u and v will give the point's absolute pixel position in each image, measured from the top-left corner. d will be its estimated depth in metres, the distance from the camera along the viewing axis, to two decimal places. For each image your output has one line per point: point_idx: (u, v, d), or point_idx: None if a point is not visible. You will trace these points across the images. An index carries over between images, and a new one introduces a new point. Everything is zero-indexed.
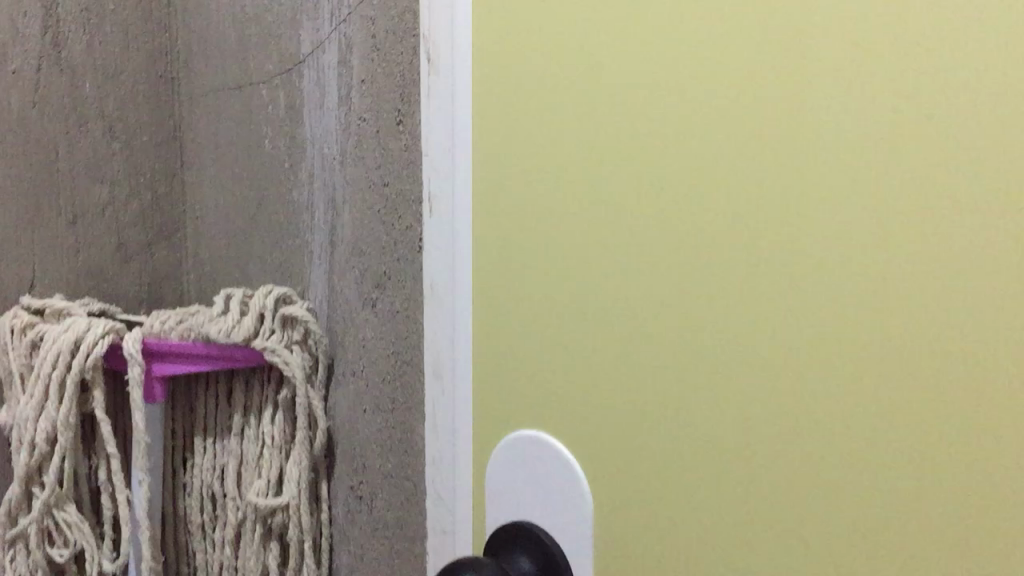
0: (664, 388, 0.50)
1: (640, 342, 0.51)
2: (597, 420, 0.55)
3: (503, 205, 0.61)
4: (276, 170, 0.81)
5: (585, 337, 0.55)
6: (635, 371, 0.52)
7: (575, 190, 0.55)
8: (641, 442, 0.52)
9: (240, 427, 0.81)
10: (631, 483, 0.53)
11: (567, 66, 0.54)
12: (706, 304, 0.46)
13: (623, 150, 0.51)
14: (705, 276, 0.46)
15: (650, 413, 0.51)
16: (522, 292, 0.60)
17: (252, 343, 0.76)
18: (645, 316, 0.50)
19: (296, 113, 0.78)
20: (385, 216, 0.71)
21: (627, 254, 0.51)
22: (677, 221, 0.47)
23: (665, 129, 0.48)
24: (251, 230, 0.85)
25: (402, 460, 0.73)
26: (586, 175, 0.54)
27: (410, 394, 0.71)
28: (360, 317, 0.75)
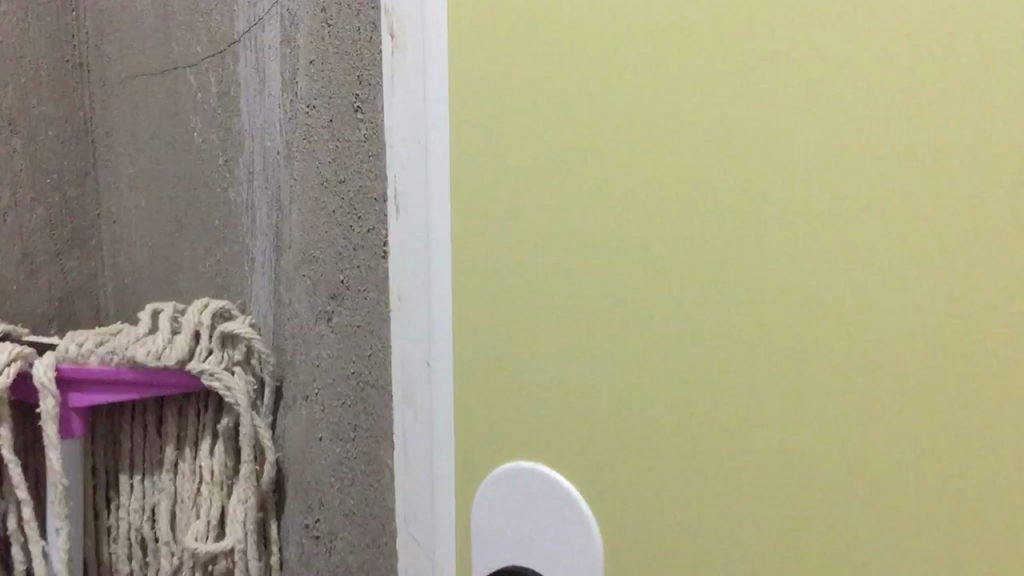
0: (695, 415, 0.43)
1: (664, 363, 0.44)
2: (606, 452, 0.48)
3: (488, 207, 0.53)
4: (208, 168, 0.71)
5: (589, 356, 0.48)
6: (652, 398, 0.45)
7: (573, 187, 0.47)
8: (664, 477, 0.45)
9: (172, 461, 0.71)
10: (655, 523, 0.46)
11: (562, 44, 0.46)
12: (755, 317, 0.40)
13: (637, 141, 0.43)
14: (752, 284, 0.39)
15: (678, 444, 0.44)
16: (514, 309, 0.52)
17: (186, 366, 0.67)
18: (667, 333, 0.43)
19: (230, 101, 0.69)
20: (341, 217, 0.62)
21: (642, 263, 0.44)
22: (713, 223, 0.41)
23: (693, 114, 0.41)
24: (179, 235, 0.74)
25: (366, 495, 0.64)
26: (588, 168, 0.46)
27: (374, 421, 0.63)
28: (311, 333, 0.65)
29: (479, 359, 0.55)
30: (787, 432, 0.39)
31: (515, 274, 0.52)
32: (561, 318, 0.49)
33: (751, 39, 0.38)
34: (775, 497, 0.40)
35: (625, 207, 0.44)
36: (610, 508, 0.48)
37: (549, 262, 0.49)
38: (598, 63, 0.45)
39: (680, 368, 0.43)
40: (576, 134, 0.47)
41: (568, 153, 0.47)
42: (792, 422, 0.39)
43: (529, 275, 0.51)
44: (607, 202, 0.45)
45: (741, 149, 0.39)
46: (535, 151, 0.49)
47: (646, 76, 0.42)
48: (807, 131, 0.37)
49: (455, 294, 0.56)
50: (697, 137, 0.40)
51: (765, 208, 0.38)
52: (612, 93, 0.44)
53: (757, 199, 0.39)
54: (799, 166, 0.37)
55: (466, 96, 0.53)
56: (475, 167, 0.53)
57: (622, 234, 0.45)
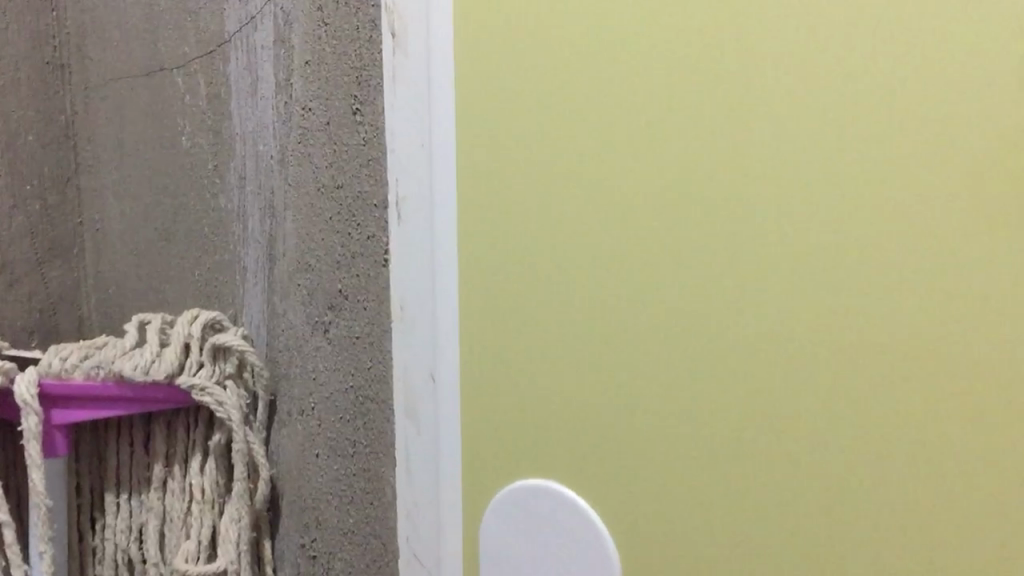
0: (745, 415, 0.43)
1: (711, 364, 0.44)
2: (643, 457, 0.47)
3: (507, 214, 0.51)
4: (198, 173, 0.69)
5: (623, 361, 0.47)
6: (700, 399, 0.45)
7: (606, 190, 0.46)
8: (711, 478, 0.45)
9: (161, 479, 0.68)
10: (700, 526, 0.46)
11: (590, 45, 0.46)
12: (812, 315, 0.40)
13: (681, 141, 0.43)
14: (809, 282, 0.40)
15: (727, 445, 0.44)
16: (535, 318, 0.51)
17: (175, 381, 0.64)
18: (716, 334, 0.43)
19: (220, 104, 0.66)
20: (339, 224, 0.60)
21: (688, 263, 0.44)
22: (769, 221, 0.41)
23: (746, 115, 0.41)
24: (166, 244, 0.72)
25: (365, 514, 0.61)
26: (622, 171, 0.46)
27: (374, 436, 0.60)
28: (306, 344, 0.63)
29: (490, 370, 0.53)
30: (849, 428, 0.40)
31: (535, 281, 0.50)
32: (586, 325, 0.48)
33: (814, 40, 0.38)
34: (832, 493, 0.41)
35: (668, 207, 0.44)
36: (647, 514, 0.48)
37: (572, 268, 0.48)
38: (634, 63, 0.44)
39: (728, 368, 0.43)
40: (607, 136, 0.46)
41: (596, 156, 0.46)
42: (851, 417, 0.40)
43: (550, 281, 0.50)
44: (646, 203, 0.45)
45: (799, 151, 0.40)
46: (557, 154, 0.48)
47: (694, 77, 0.42)
48: (872, 131, 0.38)
49: (463, 303, 0.54)
50: (755, 137, 0.41)
51: (828, 206, 0.39)
52: (652, 95, 0.44)
53: (819, 198, 0.39)
54: (861, 166, 0.38)
55: (475, 98, 0.51)
56: (487, 171, 0.52)
57: (665, 235, 0.44)
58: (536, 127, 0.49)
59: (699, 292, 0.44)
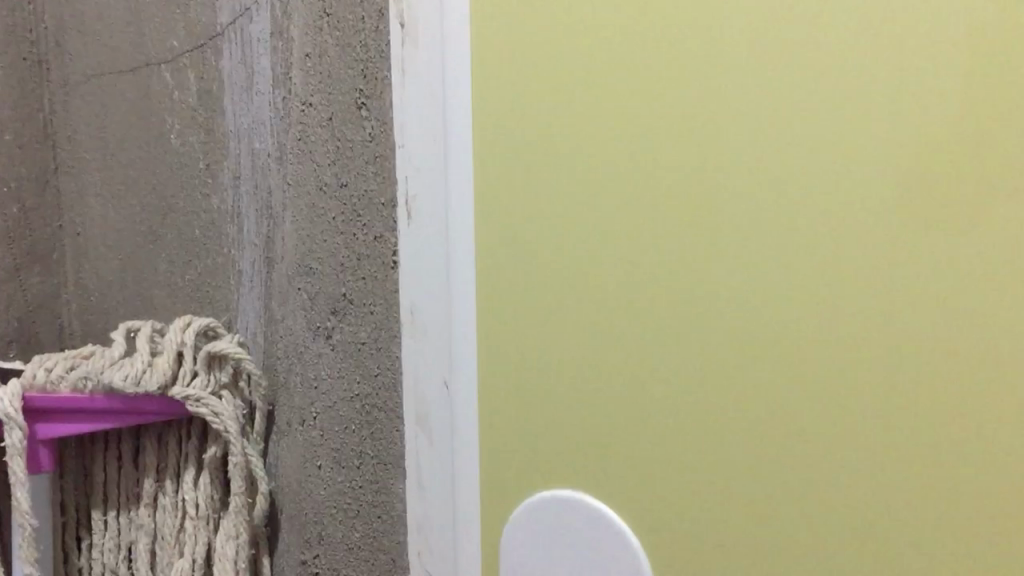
0: (780, 429, 0.40)
1: (742, 372, 0.41)
2: (673, 470, 0.45)
3: (526, 212, 0.48)
4: (188, 173, 0.65)
5: (652, 369, 0.45)
6: (731, 410, 0.42)
7: (632, 187, 0.44)
8: (744, 494, 0.42)
9: (152, 495, 0.65)
10: (732, 544, 0.43)
11: (614, 37, 0.43)
12: (853, 322, 0.37)
13: (709, 133, 0.41)
14: (850, 287, 0.37)
15: (760, 458, 0.41)
16: (556, 322, 0.48)
17: (169, 391, 0.61)
18: (748, 340, 0.41)
19: (212, 100, 0.63)
20: (343, 224, 0.57)
21: (719, 264, 0.41)
22: (806, 221, 0.38)
23: (778, 106, 0.38)
24: (154, 248, 0.68)
25: (373, 528, 0.58)
26: (650, 165, 0.43)
27: (382, 446, 0.57)
28: (307, 351, 0.60)
29: (506, 377, 0.51)
30: (883, 441, 0.37)
31: (556, 283, 0.48)
32: (611, 330, 0.46)
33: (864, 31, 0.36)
34: (874, 515, 0.38)
35: (699, 207, 0.41)
36: (676, 529, 0.45)
37: (597, 270, 0.46)
38: (664, 51, 0.41)
39: (763, 377, 0.40)
40: (632, 129, 0.43)
41: (621, 150, 0.44)
42: (900, 433, 0.37)
43: (571, 283, 0.47)
44: (676, 201, 0.42)
45: (840, 144, 0.37)
46: (579, 149, 0.46)
47: (728, 64, 0.39)
48: (909, 123, 0.35)
49: (479, 308, 0.51)
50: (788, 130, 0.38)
51: (868, 205, 0.36)
52: (682, 85, 0.41)
53: (860, 196, 0.37)
54: (899, 162, 0.35)
55: (491, 93, 0.49)
56: (503, 168, 0.49)
57: (697, 235, 0.42)
58: (555, 122, 0.46)
59: (732, 294, 0.41)
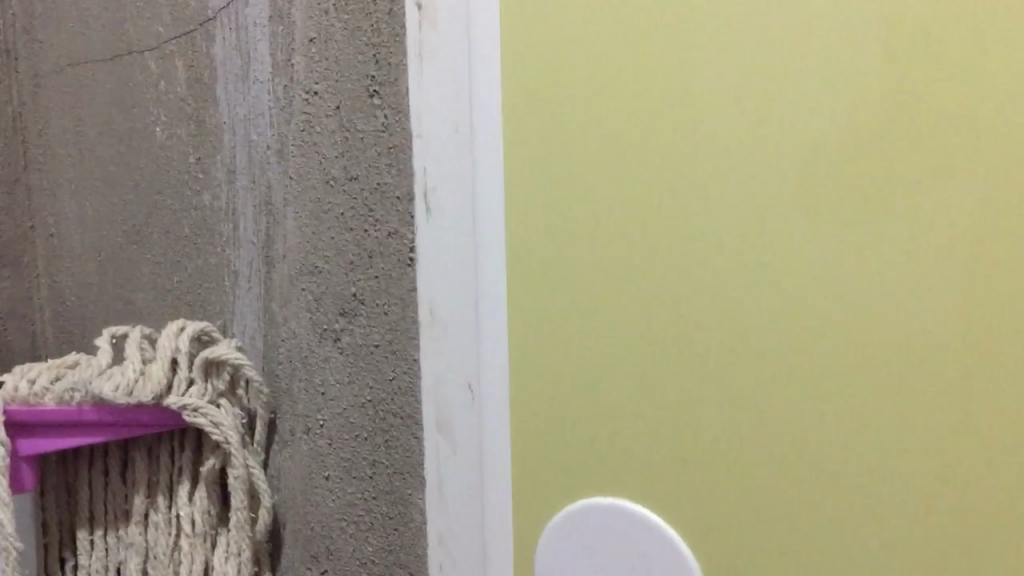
0: (855, 430, 0.38)
1: (813, 368, 0.39)
2: (730, 473, 0.42)
3: (560, 205, 0.46)
4: (175, 167, 0.61)
5: (706, 367, 0.42)
6: (798, 410, 0.40)
7: (687, 175, 0.41)
8: (812, 497, 0.40)
9: (142, 512, 0.61)
10: (798, 551, 0.41)
11: (657, 21, 0.41)
12: (948, 317, 0.35)
13: (778, 117, 0.38)
14: (944, 277, 0.35)
15: (831, 460, 0.39)
16: (594, 321, 0.45)
17: (164, 401, 0.57)
18: (821, 336, 0.38)
19: (202, 89, 0.59)
20: (353, 220, 0.54)
21: (788, 257, 0.39)
22: (891, 207, 0.36)
23: (857, 86, 0.36)
24: (138, 248, 0.64)
25: (388, 541, 0.55)
26: (706, 151, 0.40)
27: (398, 455, 0.54)
28: (312, 355, 0.57)
29: (541, 378, 0.48)
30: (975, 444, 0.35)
31: (590, 280, 0.45)
32: (660, 326, 0.43)
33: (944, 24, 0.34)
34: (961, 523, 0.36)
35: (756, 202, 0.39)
36: (733, 536, 0.43)
37: (644, 263, 0.43)
38: (722, 28, 0.39)
39: (839, 376, 0.38)
40: (685, 112, 0.41)
41: (673, 136, 0.41)
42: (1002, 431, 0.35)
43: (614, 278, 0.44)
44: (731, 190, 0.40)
45: (935, 130, 0.35)
46: (624, 135, 0.43)
47: (795, 43, 0.37)
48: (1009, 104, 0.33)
49: (511, 305, 0.49)
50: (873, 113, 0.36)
51: (961, 192, 0.34)
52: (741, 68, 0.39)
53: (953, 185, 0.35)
54: (992, 146, 0.34)
55: (524, 76, 0.46)
56: (535, 157, 0.46)
57: (761, 226, 0.39)
58: (595, 106, 0.44)
59: (802, 287, 0.39)
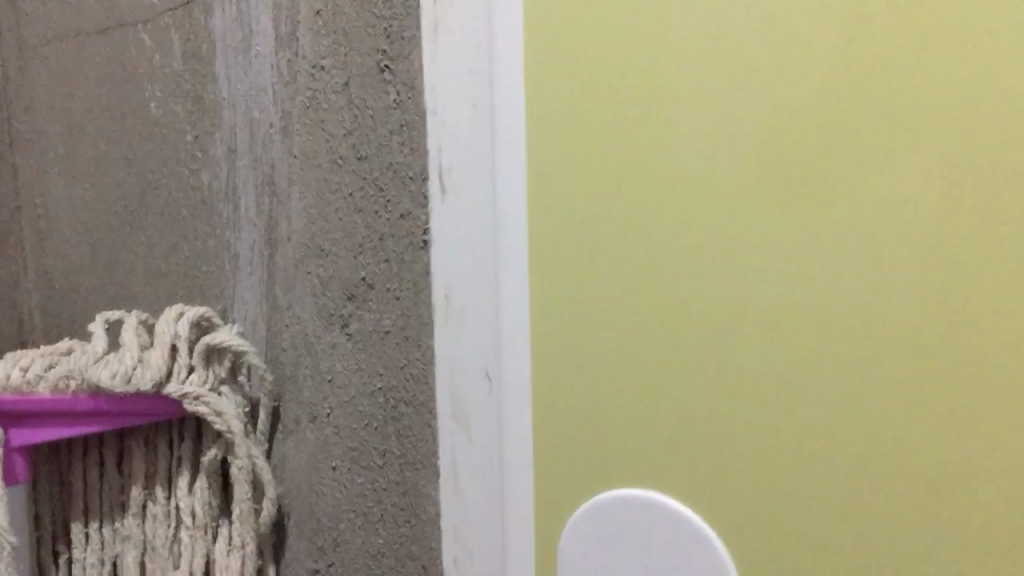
0: (898, 424, 0.36)
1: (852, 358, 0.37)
2: (763, 467, 0.41)
3: (588, 192, 0.44)
4: (171, 145, 0.59)
5: (739, 356, 0.40)
6: (836, 402, 0.38)
7: (723, 159, 0.39)
8: (850, 496, 0.38)
9: (140, 503, 0.59)
10: (834, 550, 0.39)
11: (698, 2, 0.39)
12: (1001, 306, 0.33)
13: (822, 95, 0.36)
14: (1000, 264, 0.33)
15: (872, 456, 0.37)
16: (622, 313, 0.44)
17: (165, 389, 0.55)
18: (863, 325, 0.37)
19: (200, 64, 0.57)
20: (362, 200, 0.51)
21: (828, 242, 0.37)
22: (941, 191, 0.34)
23: (907, 71, 0.34)
24: (132, 230, 0.61)
25: (399, 533, 0.53)
26: (745, 130, 0.39)
27: (410, 444, 0.52)
28: (318, 342, 0.54)
29: (565, 367, 0.47)
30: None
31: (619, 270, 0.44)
32: (692, 313, 0.41)
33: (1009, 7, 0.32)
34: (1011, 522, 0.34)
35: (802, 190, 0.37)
36: (767, 536, 0.41)
37: (676, 246, 0.41)
38: (765, 0, 0.37)
39: (884, 368, 0.36)
40: (723, 88, 0.39)
41: (710, 113, 0.40)
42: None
43: (643, 261, 0.43)
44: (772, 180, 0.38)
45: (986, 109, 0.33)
46: (657, 117, 0.41)
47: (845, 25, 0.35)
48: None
49: (533, 289, 0.47)
50: (920, 93, 0.34)
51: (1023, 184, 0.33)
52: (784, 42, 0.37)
53: (1010, 167, 0.33)
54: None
55: (548, 50, 0.44)
56: (562, 142, 0.45)
57: (803, 210, 0.38)
58: (625, 81, 0.42)
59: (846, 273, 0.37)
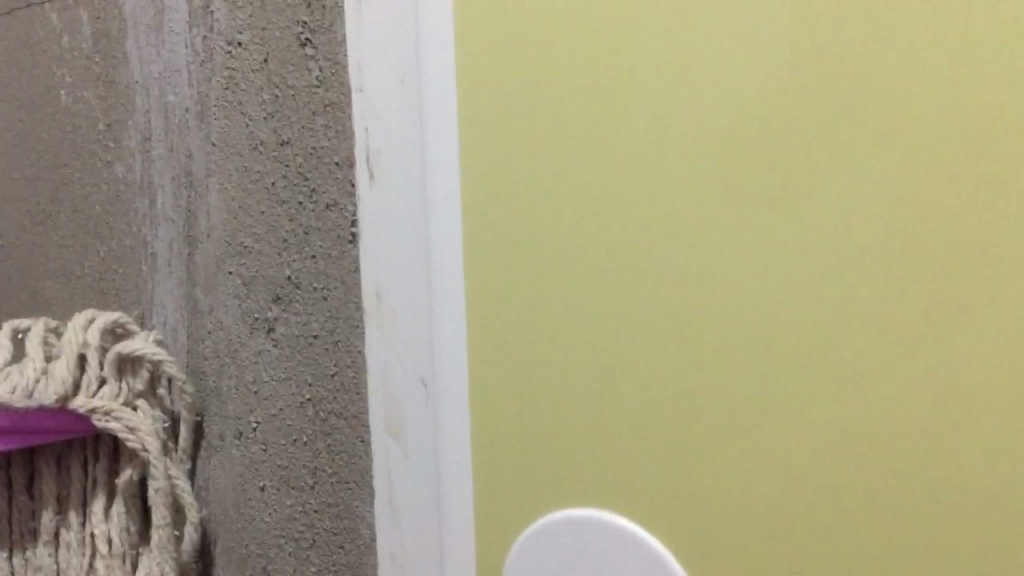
0: (869, 434, 0.33)
1: (820, 361, 0.34)
2: (726, 481, 0.37)
3: (529, 183, 0.40)
4: (82, 134, 0.54)
5: (702, 364, 0.36)
6: (806, 411, 0.34)
7: (670, 143, 0.36)
8: (828, 511, 0.34)
9: (51, 531, 0.53)
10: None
11: None
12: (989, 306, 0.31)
13: (785, 79, 0.33)
14: (981, 263, 0.31)
15: (838, 462, 0.34)
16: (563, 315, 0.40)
17: (70, 404, 0.49)
18: (828, 319, 0.34)
19: (111, 44, 0.52)
20: (284, 191, 0.46)
21: (799, 236, 0.34)
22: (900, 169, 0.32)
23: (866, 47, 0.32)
24: (45, 230, 0.56)
25: (334, 559, 0.48)
26: (712, 110, 0.35)
27: (342, 461, 0.47)
28: (242, 349, 0.49)
29: (505, 375, 0.42)
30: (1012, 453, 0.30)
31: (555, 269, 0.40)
32: (652, 317, 0.37)
33: None
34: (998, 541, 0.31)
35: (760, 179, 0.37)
36: (729, 552, 0.37)
37: (629, 236, 0.37)
38: None
39: (857, 368, 0.33)
40: (683, 67, 0.35)
41: (671, 95, 0.36)
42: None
43: (593, 260, 0.38)
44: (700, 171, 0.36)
45: (974, 99, 0.30)
46: (599, 97, 0.37)
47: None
48: None
49: (470, 284, 0.42)
50: (906, 86, 0.31)
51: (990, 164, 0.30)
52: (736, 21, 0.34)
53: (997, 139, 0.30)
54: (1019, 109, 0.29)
55: (483, 19, 0.40)
56: (499, 127, 0.40)
57: (764, 200, 0.34)
58: (573, 59, 0.38)
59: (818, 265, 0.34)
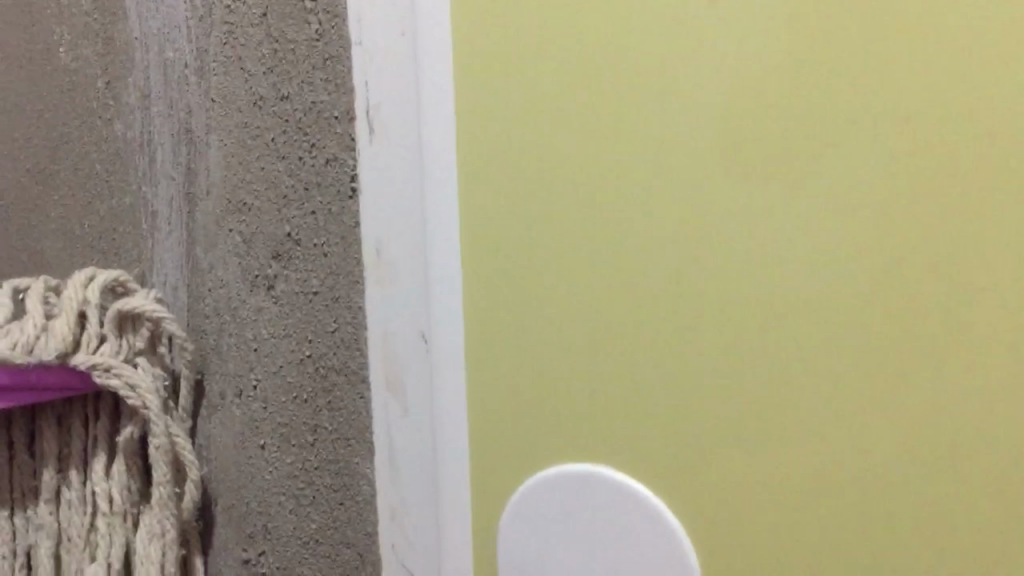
0: (863, 384, 0.33)
1: (814, 311, 0.33)
2: (719, 439, 0.36)
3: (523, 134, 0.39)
4: (81, 92, 0.53)
5: (698, 322, 0.36)
6: (800, 361, 0.34)
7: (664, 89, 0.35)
8: (823, 460, 0.34)
9: (53, 489, 0.53)
10: (800, 527, 0.35)
11: None
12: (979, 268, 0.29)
13: (780, 23, 0.32)
14: (973, 211, 0.30)
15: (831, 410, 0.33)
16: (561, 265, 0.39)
17: (71, 360, 0.49)
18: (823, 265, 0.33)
19: (111, 0, 0.51)
20: (285, 147, 0.46)
21: (797, 186, 0.33)
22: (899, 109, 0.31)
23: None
24: (45, 189, 0.56)
25: (334, 515, 0.48)
26: (706, 54, 0.34)
27: (342, 417, 0.47)
28: (242, 307, 0.49)
29: (500, 328, 0.42)
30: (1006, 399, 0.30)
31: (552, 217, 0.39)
32: (650, 270, 0.37)
33: None
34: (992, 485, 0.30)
35: None
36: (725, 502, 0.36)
37: (624, 185, 0.37)
38: None
39: (849, 329, 0.32)
40: (678, 18, 0.34)
41: (666, 42, 0.35)
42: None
43: (589, 217, 0.38)
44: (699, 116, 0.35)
45: (971, 35, 0.29)
46: (593, 44, 0.37)
47: None
48: None
49: (467, 236, 0.42)
50: (906, 32, 0.30)
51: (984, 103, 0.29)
52: None
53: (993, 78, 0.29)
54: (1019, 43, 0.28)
55: None
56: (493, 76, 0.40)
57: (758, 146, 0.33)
58: (565, 13, 0.37)
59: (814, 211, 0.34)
